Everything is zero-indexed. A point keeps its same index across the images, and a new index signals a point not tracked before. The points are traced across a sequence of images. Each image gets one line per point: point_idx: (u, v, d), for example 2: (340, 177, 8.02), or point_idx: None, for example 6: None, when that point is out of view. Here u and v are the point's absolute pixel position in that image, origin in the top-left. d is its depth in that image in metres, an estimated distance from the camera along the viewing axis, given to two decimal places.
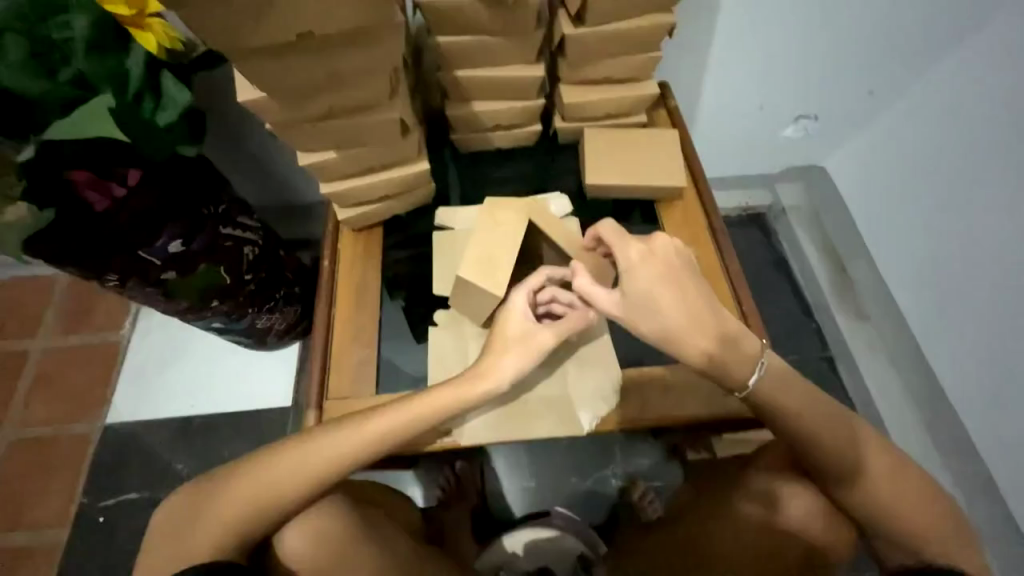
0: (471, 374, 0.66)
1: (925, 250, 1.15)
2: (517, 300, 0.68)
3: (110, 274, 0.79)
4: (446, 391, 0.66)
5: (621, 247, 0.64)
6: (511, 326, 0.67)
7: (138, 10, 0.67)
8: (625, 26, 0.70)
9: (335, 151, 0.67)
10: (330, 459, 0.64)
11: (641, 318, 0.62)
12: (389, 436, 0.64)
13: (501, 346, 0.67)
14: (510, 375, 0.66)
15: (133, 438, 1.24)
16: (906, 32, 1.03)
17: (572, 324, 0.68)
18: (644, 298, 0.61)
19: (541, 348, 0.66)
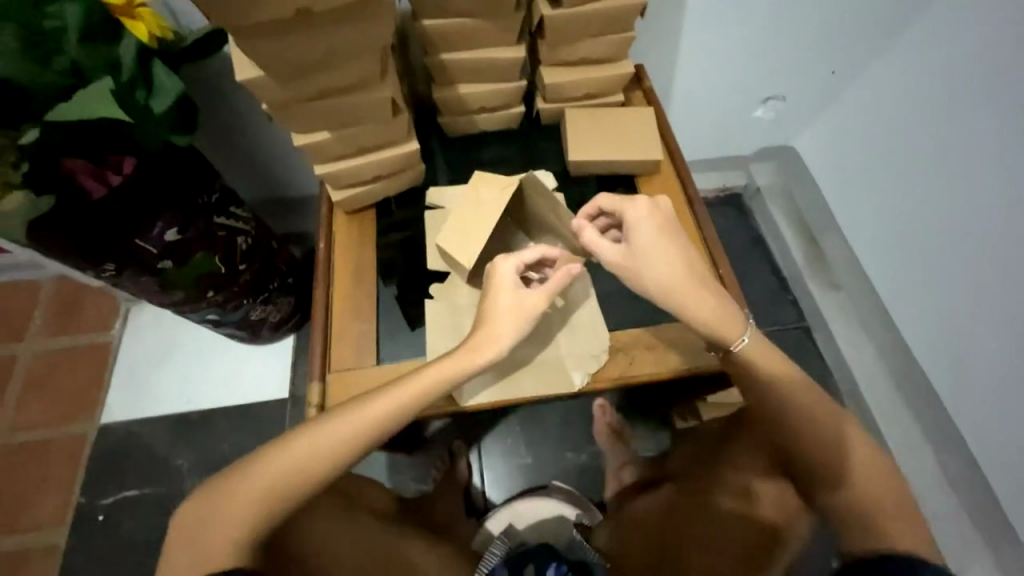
0: (467, 346, 0.66)
1: (888, 218, 1.22)
2: (506, 270, 0.67)
3: (108, 263, 0.80)
4: (445, 366, 0.65)
5: (632, 205, 0.68)
6: (503, 294, 0.67)
7: (128, 1, 0.67)
8: (600, 7, 0.74)
9: (328, 132, 0.70)
10: (360, 431, 0.63)
11: (646, 267, 0.67)
12: (401, 413, 0.64)
13: (496, 315, 0.66)
14: (507, 343, 0.66)
15: (130, 436, 1.24)
16: (863, 12, 1.08)
17: (560, 281, 0.68)
18: (647, 251, 0.67)
19: (535, 311, 0.67)
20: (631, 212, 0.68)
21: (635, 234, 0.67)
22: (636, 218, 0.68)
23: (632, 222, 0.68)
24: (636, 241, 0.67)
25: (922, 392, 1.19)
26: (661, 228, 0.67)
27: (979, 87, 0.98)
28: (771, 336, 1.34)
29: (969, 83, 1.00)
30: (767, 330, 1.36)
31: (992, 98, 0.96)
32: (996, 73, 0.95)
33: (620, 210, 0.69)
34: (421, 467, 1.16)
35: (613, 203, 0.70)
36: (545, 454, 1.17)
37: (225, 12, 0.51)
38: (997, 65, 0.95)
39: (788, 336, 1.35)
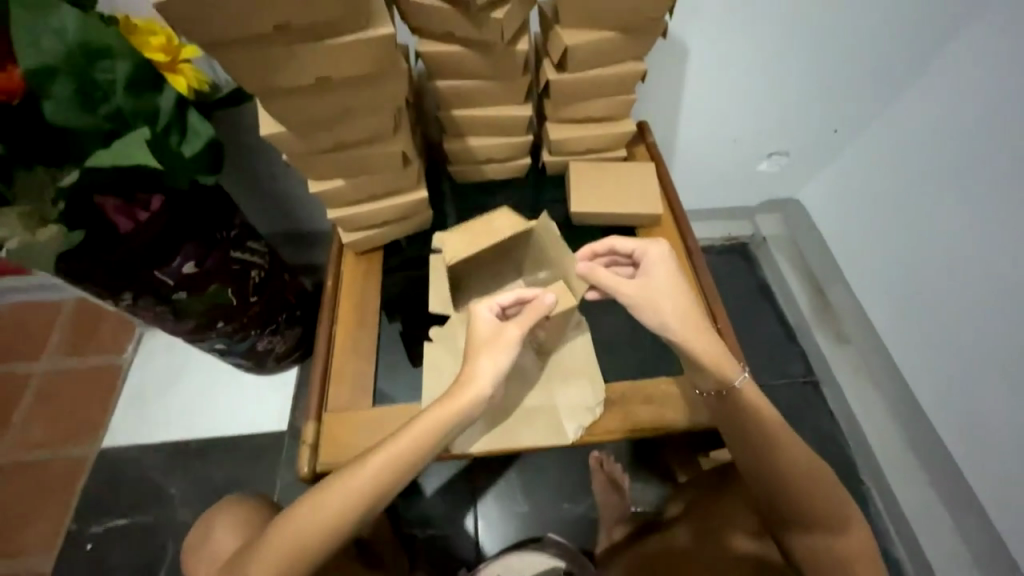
0: (453, 388, 0.66)
1: (896, 271, 1.20)
2: (480, 311, 0.69)
3: (126, 293, 0.84)
4: (428, 422, 0.65)
5: (652, 245, 0.72)
6: (480, 328, 0.68)
7: (173, 57, 0.76)
8: (602, 72, 0.78)
9: (342, 180, 0.74)
10: (374, 477, 0.64)
11: (664, 301, 0.69)
12: (414, 452, 0.65)
13: (475, 351, 0.67)
14: (489, 377, 0.66)
15: (129, 460, 1.25)
16: (861, 75, 1.12)
17: (536, 310, 0.68)
18: (664, 287, 0.69)
19: (513, 342, 0.67)
20: (651, 251, 0.72)
21: (653, 270, 0.71)
22: (653, 258, 0.72)
23: (655, 259, 0.72)
24: (653, 277, 0.70)
25: (935, 455, 1.13)
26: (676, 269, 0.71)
27: (984, 144, 0.98)
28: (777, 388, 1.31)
29: (972, 139, 1.00)
30: (773, 382, 1.33)
31: (996, 153, 0.97)
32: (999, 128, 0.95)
33: (642, 251, 0.73)
34: (413, 509, 1.13)
35: (630, 245, 0.73)
36: (539, 502, 1.14)
37: (248, 74, 0.57)
38: (1001, 122, 0.95)
39: (795, 390, 1.31)
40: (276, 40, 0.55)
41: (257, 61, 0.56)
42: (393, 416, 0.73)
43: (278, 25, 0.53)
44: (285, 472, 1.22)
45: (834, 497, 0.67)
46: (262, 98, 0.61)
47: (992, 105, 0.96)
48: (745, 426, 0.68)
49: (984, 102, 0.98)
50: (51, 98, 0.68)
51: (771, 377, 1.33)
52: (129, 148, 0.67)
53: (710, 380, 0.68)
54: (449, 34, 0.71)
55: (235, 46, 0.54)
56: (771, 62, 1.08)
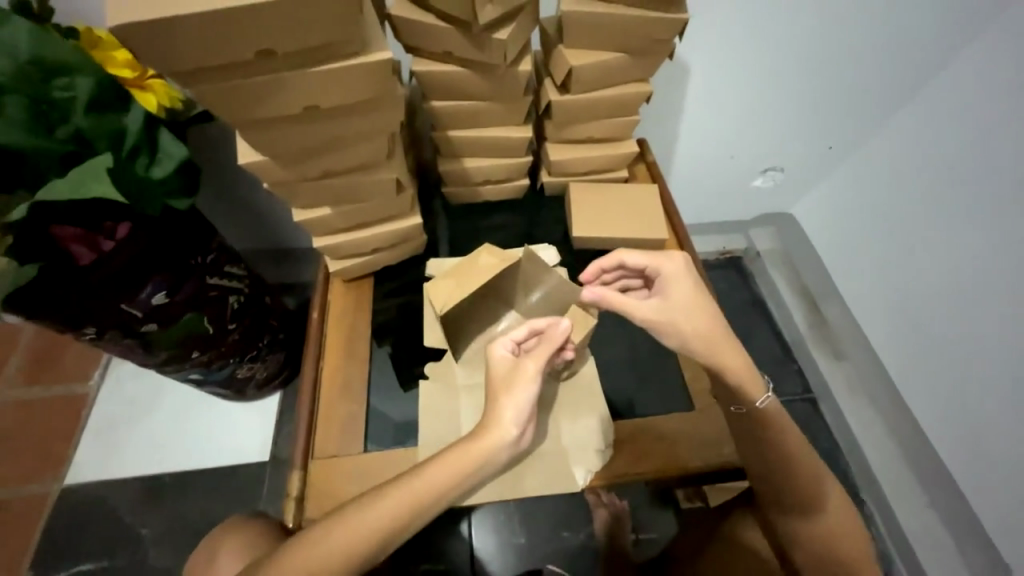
0: (474, 431, 0.61)
1: (891, 288, 1.19)
2: (494, 350, 0.65)
3: (89, 327, 0.77)
4: (440, 467, 0.59)
5: (666, 260, 0.66)
6: (497, 367, 0.64)
7: (140, 73, 0.71)
8: (607, 93, 0.75)
9: (330, 208, 0.69)
10: (388, 517, 0.58)
11: (682, 319, 0.63)
12: (435, 496, 0.59)
13: (494, 392, 0.62)
14: (512, 415, 0.61)
15: (95, 498, 1.16)
16: (856, 93, 1.12)
17: (553, 340, 0.64)
18: (683, 304, 0.64)
19: (533, 378, 0.62)
20: (666, 266, 0.66)
21: (669, 289, 0.65)
22: (669, 274, 0.66)
23: (670, 275, 0.66)
24: (671, 295, 0.65)
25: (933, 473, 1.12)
26: (695, 284, 0.65)
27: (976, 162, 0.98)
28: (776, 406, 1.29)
29: (963, 159, 1.00)
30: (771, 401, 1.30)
31: (987, 173, 0.96)
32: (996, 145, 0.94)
33: (654, 267, 0.67)
34: None
35: (641, 260, 0.67)
36: (537, 532, 1.09)
37: (229, 103, 0.51)
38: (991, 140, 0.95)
39: (795, 408, 1.29)
40: (261, 66, 0.49)
41: (237, 88, 0.50)
42: (388, 463, 0.68)
43: (262, 51, 0.48)
44: (267, 506, 1.15)
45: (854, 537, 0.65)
46: (241, 128, 0.55)
47: (986, 125, 0.96)
48: (756, 467, 0.65)
49: (980, 121, 0.97)
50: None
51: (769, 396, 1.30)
52: (89, 180, 0.61)
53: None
54: (447, 53, 0.67)
55: (212, 72, 0.48)
56: (766, 78, 1.07)
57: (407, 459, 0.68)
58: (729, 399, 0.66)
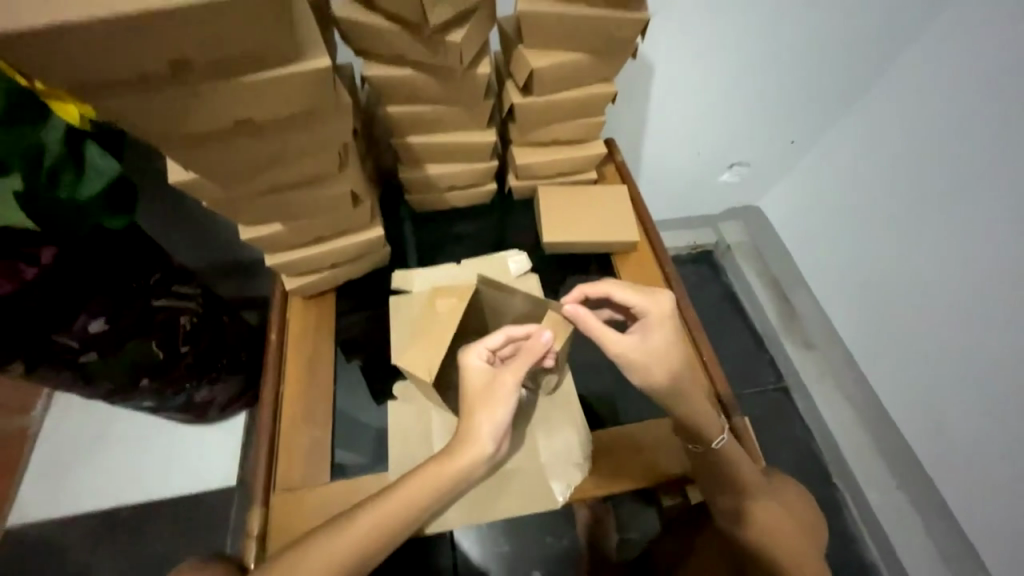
0: (450, 448, 0.59)
1: (855, 277, 1.22)
2: (468, 360, 0.62)
3: (17, 362, 0.70)
4: (415, 485, 0.58)
5: (653, 301, 0.65)
6: (471, 378, 0.61)
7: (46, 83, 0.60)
8: (572, 95, 0.73)
9: (280, 225, 0.66)
10: (357, 542, 0.56)
11: (657, 364, 0.62)
12: (407, 515, 0.57)
13: (470, 407, 0.60)
14: (490, 431, 0.60)
15: (43, 540, 1.07)
16: (817, 87, 1.13)
17: (533, 352, 0.62)
18: (661, 350, 0.62)
19: (510, 392, 0.60)
20: (652, 310, 0.64)
21: (650, 331, 0.63)
22: (654, 318, 0.64)
23: (653, 319, 0.64)
24: (652, 336, 0.63)
25: (900, 455, 1.16)
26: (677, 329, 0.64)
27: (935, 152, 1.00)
28: (750, 398, 1.31)
29: (924, 151, 1.03)
30: (747, 393, 1.31)
31: (945, 164, 0.99)
32: (953, 136, 0.97)
33: (639, 306, 0.65)
34: None
35: (629, 296, 0.65)
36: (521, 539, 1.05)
37: (145, 120, 0.46)
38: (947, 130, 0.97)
39: (768, 398, 1.31)
40: (176, 77, 0.44)
41: (152, 104, 0.45)
42: (358, 493, 0.64)
43: (174, 62, 0.43)
44: (235, 534, 1.09)
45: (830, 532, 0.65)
46: (166, 146, 0.51)
47: (942, 117, 0.98)
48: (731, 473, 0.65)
49: (939, 113, 0.99)
50: None
51: (743, 388, 1.32)
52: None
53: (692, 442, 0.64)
54: (398, 56, 0.63)
55: (118, 86, 0.43)
56: (732, 74, 1.07)
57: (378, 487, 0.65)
58: (686, 437, 0.66)
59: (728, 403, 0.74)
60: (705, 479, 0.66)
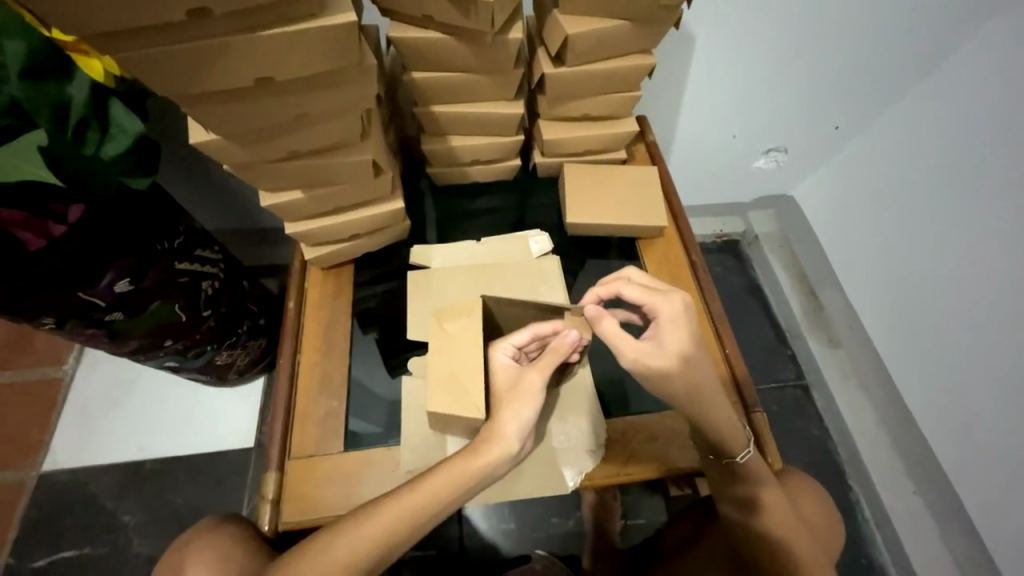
0: (474, 445, 0.60)
1: (890, 277, 1.15)
2: (497, 357, 0.65)
3: (47, 317, 0.71)
4: (437, 482, 0.58)
5: (665, 301, 0.61)
6: (499, 375, 0.63)
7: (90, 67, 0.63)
8: (606, 67, 0.69)
9: (300, 192, 0.65)
10: (380, 536, 0.56)
11: (676, 369, 0.59)
12: (427, 510, 0.58)
13: (496, 404, 0.62)
14: (515, 429, 0.60)
15: (75, 485, 1.13)
16: (868, 69, 1.04)
17: (559, 351, 0.62)
18: (678, 355, 0.59)
19: (538, 389, 0.61)
20: (665, 308, 0.61)
21: (663, 333, 0.60)
22: (666, 321, 0.60)
23: (666, 318, 0.60)
24: (669, 341, 0.59)
25: (922, 463, 1.11)
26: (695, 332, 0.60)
27: (993, 140, 0.91)
28: (769, 394, 1.27)
29: (977, 143, 0.94)
30: (764, 388, 1.28)
31: (1002, 158, 0.90)
32: (1012, 126, 0.88)
33: (651, 305, 0.62)
34: None
35: (639, 296, 0.62)
36: (526, 517, 1.07)
37: (162, 75, 0.45)
38: (1009, 116, 0.88)
39: (786, 395, 1.27)
40: (198, 29, 0.43)
41: (169, 56, 0.44)
42: (370, 464, 0.65)
43: (193, 10, 0.41)
44: (251, 492, 1.13)
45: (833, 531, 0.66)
46: (184, 104, 0.49)
47: (1005, 102, 0.88)
48: (745, 469, 0.63)
49: (999, 101, 0.90)
50: None
51: (762, 383, 1.28)
52: (19, 159, 0.56)
53: (707, 433, 0.62)
54: (426, 17, 0.60)
55: (136, 35, 0.42)
56: (773, 53, 0.99)
57: (389, 460, 0.65)
58: (709, 449, 0.64)
59: (747, 394, 0.71)
60: (720, 474, 0.65)
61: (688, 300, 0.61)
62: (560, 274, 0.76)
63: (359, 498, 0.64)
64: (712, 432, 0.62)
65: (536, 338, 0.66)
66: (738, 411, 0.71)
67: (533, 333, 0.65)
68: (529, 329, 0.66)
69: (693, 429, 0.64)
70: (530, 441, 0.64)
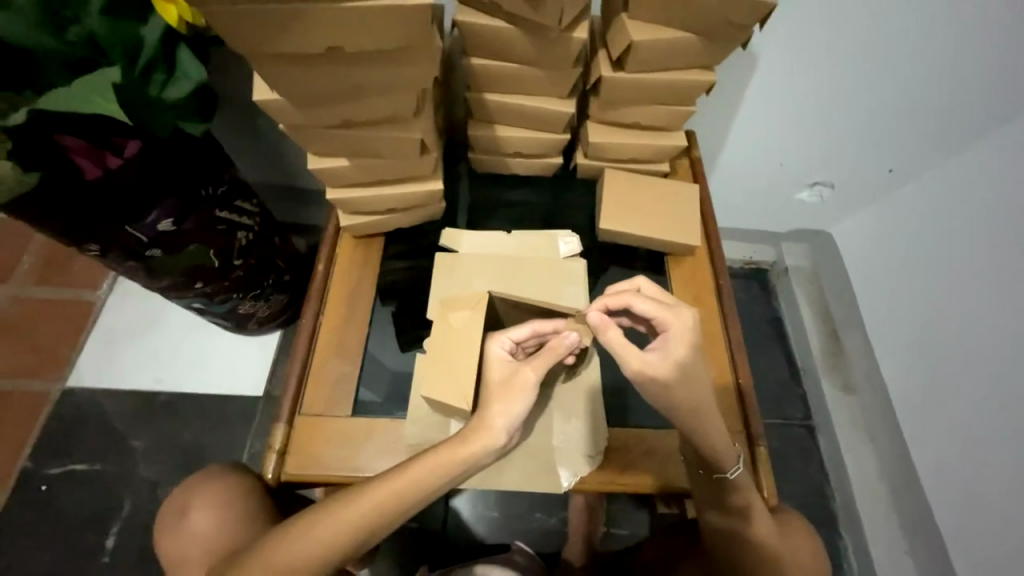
0: (462, 434, 0.61)
1: (919, 333, 1.11)
2: (492, 349, 0.66)
3: (91, 244, 0.75)
4: (427, 466, 0.60)
5: (673, 315, 0.61)
6: (494, 368, 0.65)
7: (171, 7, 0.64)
8: (664, 78, 0.68)
9: (346, 159, 0.66)
10: (374, 505, 0.59)
11: (682, 387, 0.60)
12: (419, 487, 0.59)
13: (487, 397, 0.63)
14: (503, 422, 0.61)
15: (93, 405, 1.18)
16: (934, 115, 1.00)
17: (555, 351, 0.63)
18: (683, 372, 0.59)
19: (531, 386, 0.62)
20: (673, 323, 0.61)
21: (672, 345, 0.60)
22: (675, 333, 0.60)
23: (675, 332, 0.60)
24: (674, 351, 0.60)
25: (920, 524, 1.08)
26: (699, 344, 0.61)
27: None
28: (772, 429, 1.25)
29: None
30: (769, 421, 1.26)
31: None
32: None
33: (660, 319, 0.62)
34: None
35: (649, 309, 0.62)
36: (512, 508, 1.09)
37: (236, 32, 0.46)
38: None
39: (790, 433, 1.25)
40: None
41: (244, 15, 0.45)
42: (374, 432, 0.67)
43: None
44: (255, 438, 1.18)
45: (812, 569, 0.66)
46: (250, 61, 0.51)
47: None
48: (730, 487, 0.63)
49: None
50: (9, 10, 0.59)
51: (767, 416, 1.26)
52: (91, 93, 0.59)
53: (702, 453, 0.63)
54: (494, 5, 0.60)
55: None
56: (835, 83, 0.96)
57: (392, 432, 0.67)
58: (699, 464, 0.65)
59: (754, 425, 0.71)
60: (708, 493, 0.65)
61: (692, 315, 0.62)
62: (585, 277, 0.76)
63: (359, 463, 0.66)
64: (712, 452, 0.63)
65: (535, 335, 0.67)
66: (740, 439, 0.70)
67: (532, 330, 0.66)
68: (529, 325, 0.66)
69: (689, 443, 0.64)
70: (518, 435, 0.65)
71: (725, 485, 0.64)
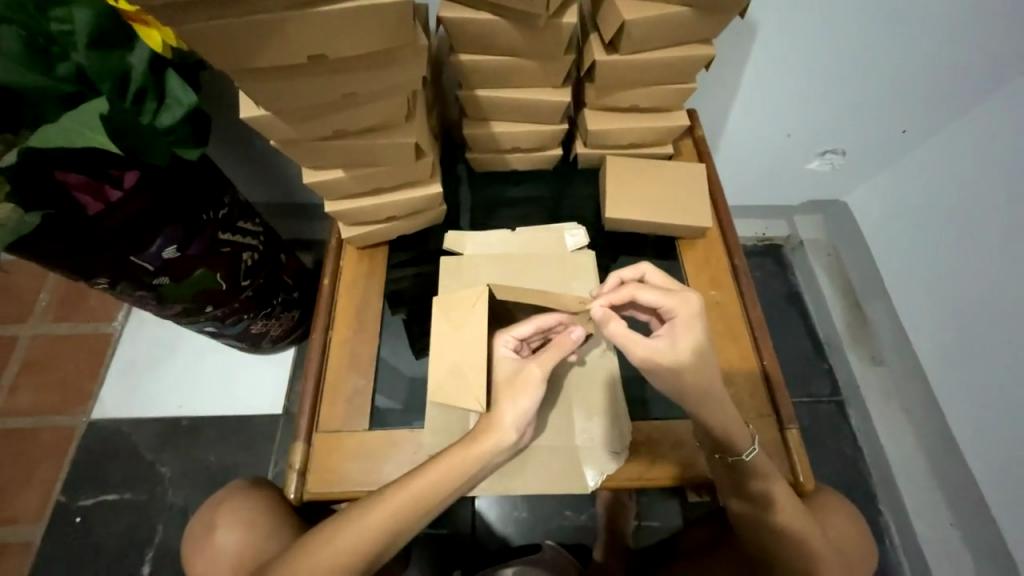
0: (473, 434, 0.60)
1: (949, 298, 1.06)
2: (498, 349, 0.65)
3: (99, 277, 0.74)
4: (440, 468, 0.59)
5: (680, 301, 0.59)
6: (500, 368, 0.64)
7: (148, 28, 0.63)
8: (660, 57, 0.65)
9: (342, 170, 0.65)
10: (398, 516, 0.58)
11: (702, 371, 0.58)
12: (439, 492, 0.59)
13: (496, 393, 0.62)
14: (513, 420, 0.60)
15: (119, 434, 1.20)
16: (951, 67, 0.94)
17: (561, 347, 0.62)
18: (698, 356, 0.58)
19: (538, 381, 0.61)
20: (680, 310, 0.59)
21: (677, 336, 0.58)
22: (681, 322, 0.59)
23: (682, 319, 0.59)
24: (681, 344, 0.58)
25: (966, 496, 1.03)
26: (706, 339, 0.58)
27: None
28: (800, 408, 1.22)
29: None
30: (797, 400, 1.23)
31: None
32: None
33: (668, 307, 0.60)
34: None
35: (656, 301, 0.60)
36: (540, 508, 1.08)
37: (219, 50, 0.45)
38: None
39: (820, 410, 1.21)
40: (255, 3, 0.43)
41: (223, 30, 0.44)
42: (394, 444, 0.66)
43: None
44: (279, 455, 1.18)
45: (846, 548, 0.65)
46: (239, 80, 0.50)
47: None
48: (748, 476, 0.61)
49: None
50: None
51: (794, 395, 1.23)
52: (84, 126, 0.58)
53: (734, 440, 0.60)
54: None
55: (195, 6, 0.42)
56: (838, 45, 0.91)
57: (412, 442, 0.66)
58: (715, 448, 0.62)
59: (783, 407, 0.68)
60: (726, 477, 0.63)
61: (699, 299, 0.60)
62: (594, 268, 0.74)
63: (381, 476, 0.65)
64: (741, 437, 0.61)
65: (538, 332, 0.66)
66: (771, 423, 0.68)
67: (535, 326, 0.65)
68: (530, 321, 0.66)
69: (701, 435, 0.62)
70: (530, 432, 0.64)
71: (758, 472, 0.61)
